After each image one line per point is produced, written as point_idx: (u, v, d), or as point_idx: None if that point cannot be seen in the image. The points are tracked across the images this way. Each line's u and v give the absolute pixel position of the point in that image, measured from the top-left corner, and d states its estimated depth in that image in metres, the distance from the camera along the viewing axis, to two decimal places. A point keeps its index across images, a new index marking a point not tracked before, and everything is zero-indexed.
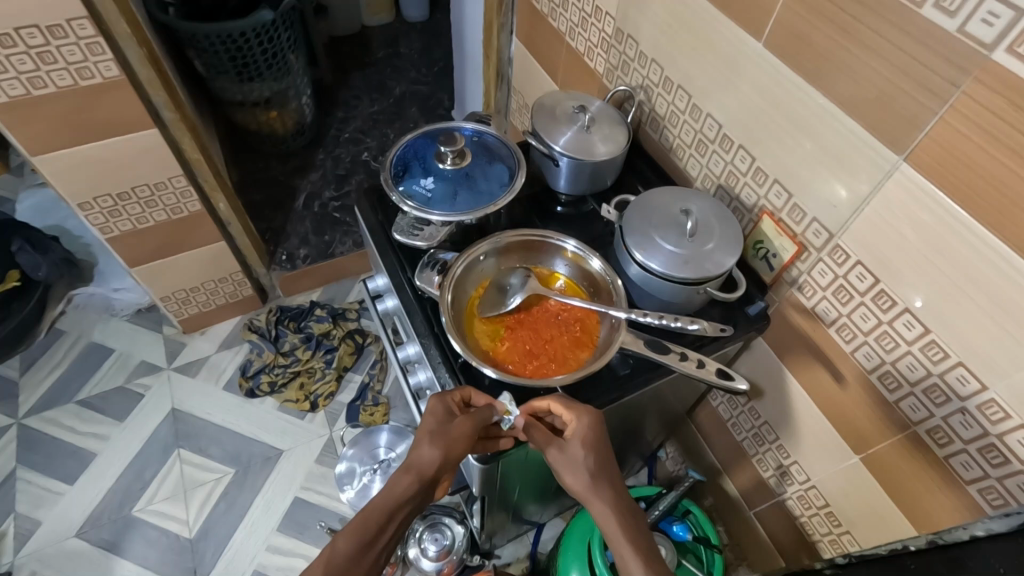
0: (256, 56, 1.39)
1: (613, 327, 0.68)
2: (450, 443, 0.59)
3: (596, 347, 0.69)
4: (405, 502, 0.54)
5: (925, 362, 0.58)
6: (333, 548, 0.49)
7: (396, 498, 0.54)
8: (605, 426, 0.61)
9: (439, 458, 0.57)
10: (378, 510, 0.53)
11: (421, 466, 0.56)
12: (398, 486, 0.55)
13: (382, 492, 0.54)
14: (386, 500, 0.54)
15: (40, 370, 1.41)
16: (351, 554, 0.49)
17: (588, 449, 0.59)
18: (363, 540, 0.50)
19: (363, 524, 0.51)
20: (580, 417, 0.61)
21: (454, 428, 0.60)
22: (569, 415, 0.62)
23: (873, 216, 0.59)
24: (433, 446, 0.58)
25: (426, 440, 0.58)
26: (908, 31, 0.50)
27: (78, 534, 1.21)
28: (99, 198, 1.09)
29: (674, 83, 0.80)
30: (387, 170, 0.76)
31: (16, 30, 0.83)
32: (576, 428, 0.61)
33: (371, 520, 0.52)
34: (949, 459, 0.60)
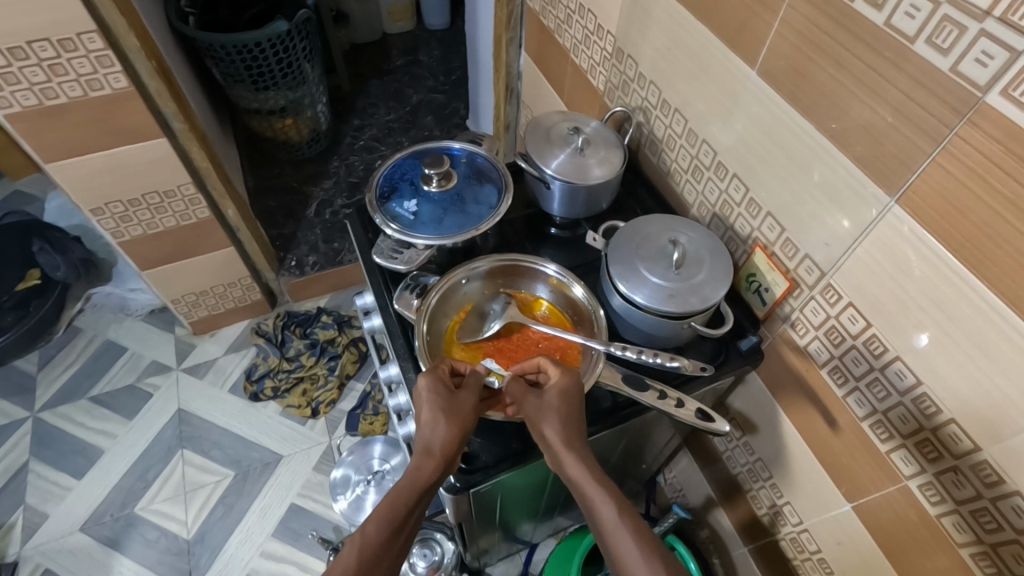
0: (271, 64, 1.41)
1: (592, 361, 0.67)
2: (461, 419, 0.57)
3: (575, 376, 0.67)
4: (429, 488, 0.52)
5: (917, 414, 0.55)
6: (364, 532, 0.45)
7: (422, 485, 0.52)
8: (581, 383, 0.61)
9: (456, 438, 0.56)
10: (405, 495, 0.50)
11: (442, 447, 0.55)
12: (421, 471, 0.52)
13: (405, 479, 0.52)
14: (410, 487, 0.51)
15: (57, 366, 1.46)
16: (383, 539, 0.45)
17: (563, 398, 0.58)
18: (393, 526, 0.47)
19: (391, 510, 0.48)
20: (562, 371, 0.61)
21: (459, 404, 0.58)
22: (556, 372, 0.61)
23: (864, 257, 0.56)
24: (450, 424, 0.56)
25: (440, 418, 0.56)
26: (901, 67, 0.47)
27: (82, 530, 1.24)
28: (111, 204, 1.12)
29: (671, 106, 0.78)
30: (374, 191, 0.76)
31: (28, 43, 0.85)
32: (556, 381, 0.60)
33: (400, 504, 0.49)
34: (941, 519, 0.57)
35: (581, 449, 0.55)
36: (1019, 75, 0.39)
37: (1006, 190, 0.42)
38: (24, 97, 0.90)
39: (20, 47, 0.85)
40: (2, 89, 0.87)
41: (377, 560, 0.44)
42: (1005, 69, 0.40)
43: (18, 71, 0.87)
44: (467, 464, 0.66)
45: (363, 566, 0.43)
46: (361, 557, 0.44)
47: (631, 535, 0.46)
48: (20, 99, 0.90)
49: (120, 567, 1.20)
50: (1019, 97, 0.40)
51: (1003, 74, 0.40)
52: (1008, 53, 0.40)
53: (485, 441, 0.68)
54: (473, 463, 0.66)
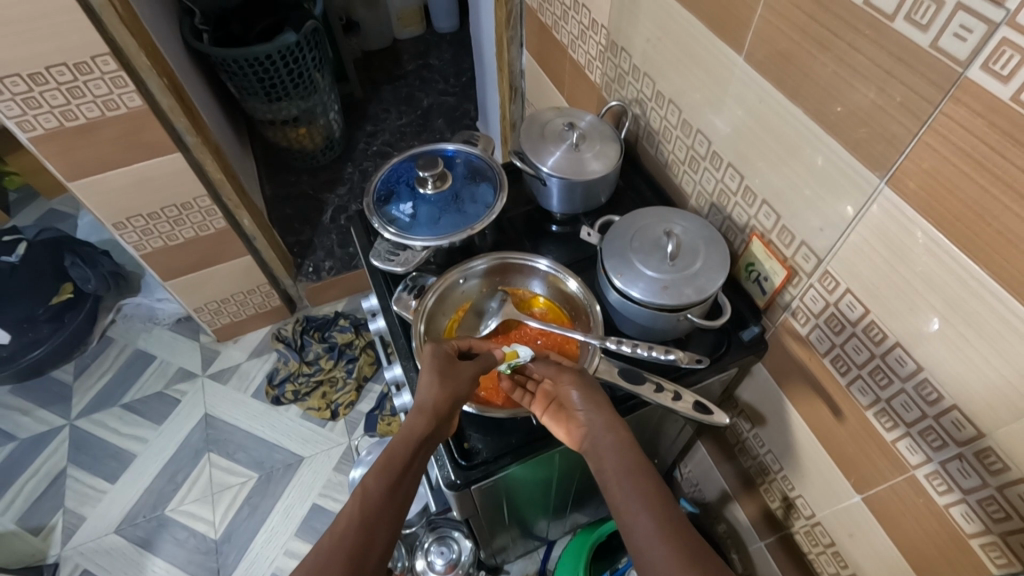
0: (283, 76, 1.45)
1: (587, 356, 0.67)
2: (456, 385, 0.60)
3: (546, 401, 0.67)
4: (423, 442, 0.56)
5: (919, 402, 0.54)
6: (364, 486, 0.51)
7: (416, 440, 0.55)
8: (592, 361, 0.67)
9: (449, 397, 0.59)
10: (401, 451, 0.54)
11: (434, 406, 0.57)
12: (415, 428, 0.56)
13: (400, 435, 0.56)
14: (404, 445, 0.55)
15: (90, 376, 1.53)
16: (383, 493, 0.50)
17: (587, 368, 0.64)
18: (391, 481, 0.52)
19: (388, 466, 0.53)
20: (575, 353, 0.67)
21: (457, 373, 0.60)
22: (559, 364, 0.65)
23: (859, 241, 0.55)
24: (442, 386, 0.58)
25: (435, 379, 0.59)
26: (883, 46, 0.46)
27: (116, 531, 1.29)
28: (132, 218, 1.17)
29: (665, 97, 0.77)
30: (371, 195, 0.78)
31: (46, 68, 0.89)
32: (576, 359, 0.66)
33: (397, 458, 0.54)
34: (949, 509, 0.55)
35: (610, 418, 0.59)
36: (999, 48, 0.38)
37: (994, 168, 0.41)
38: (46, 120, 0.95)
39: (39, 72, 0.90)
40: (25, 113, 0.92)
41: (377, 514, 0.49)
42: (984, 42, 0.39)
43: (39, 95, 0.92)
44: (466, 460, 0.66)
45: (364, 521, 0.48)
46: (363, 512, 0.49)
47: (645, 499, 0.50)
48: (42, 121, 0.95)
49: (153, 566, 1.25)
50: (1000, 71, 0.39)
51: (982, 48, 0.39)
52: (985, 25, 0.39)
53: (486, 436, 0.68)
54: (473, 459, 0.67)
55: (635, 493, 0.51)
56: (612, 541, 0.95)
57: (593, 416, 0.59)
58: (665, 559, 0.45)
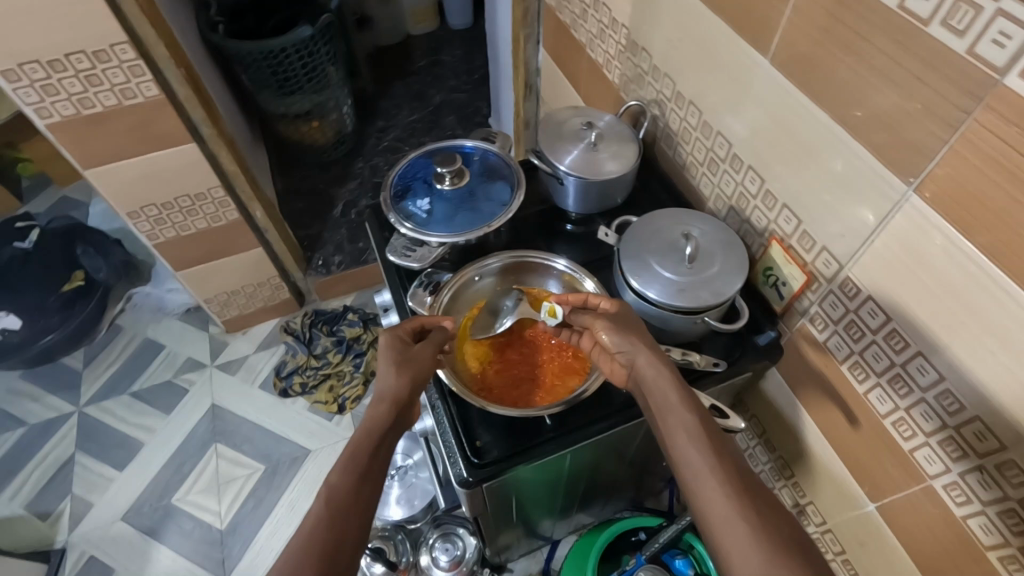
0: (297, 69, 1.45)
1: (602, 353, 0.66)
2: (415, 368, 0.60)
3: (561, 398, 0.67)
4: (388, 430, 0.55)
5: (940, 412, 0.53)
6: (327, 484, 0.49)
7: (380, 429, 0.54)
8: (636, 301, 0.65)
9: (408, 385, 0.59)
10: (364, 443, 0.53)
11: (394, 394, 0.58)
12: (376, 417, 0.55)
13: (364, 428, 0.55)
14: (366, 433, 0.54)
15: (100, 364, 1.53)
16: (348, 487, 0.49)
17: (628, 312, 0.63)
18: (356, 473, 0.50)
19: (352, 460, 0.51)
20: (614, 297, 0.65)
21: (415, 357, 0.61)
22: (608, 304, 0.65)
23: (881, 249, 0.54)
24: (399, 374, 0.59)
25: (392, 370, 0.59)
26: (914, 51, 0.45)
27: (123, 519, 1.30)
28: (146, 208, 1.17)
29: (685, 98, 0.77)
30: (388, 190, 0.78)
31: (65, 56, 0.90)
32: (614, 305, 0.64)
33: (363, 448, 0.52)
34: (967, 521, 0.54)
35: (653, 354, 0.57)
36: None
37: None
38: (63, 107, 0.95)
39: (58, 59, 0.90)
40: (43, 100, 0.93)
41: (346, 508, 0.47)
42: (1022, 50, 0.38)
43: (57, 83, 0.92)
44: (477, 458, 0.66)
45: (329, 517, 0.46)
46: (328, 507, 0.47)
47: (692, 433, 0.49)
48: (60, 109, 0.95)
49: (159, 555, 1.26)
50: None
51: (1020, 55, 0.39)
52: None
53: (497, 434, 0.67)
54: (484, 457, 0.66)
55: (679, 425, 0.50)
56: (621, 543, 0.94)
57: (634, 353, 0.57)
58: (714, 491, 0.44)
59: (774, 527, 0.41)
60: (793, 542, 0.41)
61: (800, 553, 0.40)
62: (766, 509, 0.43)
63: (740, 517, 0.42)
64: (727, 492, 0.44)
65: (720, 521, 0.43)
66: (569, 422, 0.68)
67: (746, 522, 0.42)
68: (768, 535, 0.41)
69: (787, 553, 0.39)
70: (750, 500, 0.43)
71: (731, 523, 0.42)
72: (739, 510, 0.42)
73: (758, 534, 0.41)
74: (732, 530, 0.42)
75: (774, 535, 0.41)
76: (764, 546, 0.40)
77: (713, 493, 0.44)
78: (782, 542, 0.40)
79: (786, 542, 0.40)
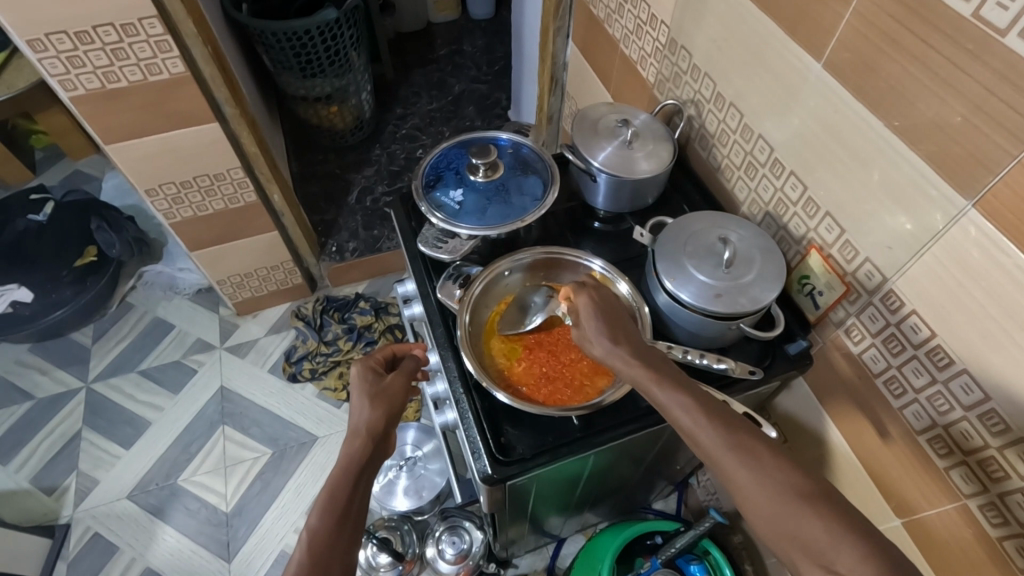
0: (320, 52, 1.43)
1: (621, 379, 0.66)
2: (388, 402, 0.62)
3: (588, 400, 0.66)
4: (365, 464, 0.55)
5: (983, 431, 0.52)
6: (309, 529, 0.48)
7: (355, 466, 0.54)
8: (606, 293, 0.63)
9: (383, 418, 0.60)
10: (340, 483, 0.52)
11: (368, 428, 0.58)
12: (353, 450, 0.56)
13: (340, 465, 0.54)
14: (346, 469, 0.54)
15: (109, 341, 1.53)
16: (328, 530, 0.48)
17: (599, 314, 0.60)
18: (337, 513, 0.50)
19: (331, 501, 0.51)
20: (579, 295, 0.62)
21: (388, 390, 0.63)
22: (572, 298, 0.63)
23: (932, 263, 0.53)
24: (374, 407, 0.60)
25: (366, 404, 0.61)
26: (985, 61, 0.44)
27: (129, 497, 1.30)
28: (164, 185, 1.16)
29: (726, 99, 0.75)
30: (419, 178, 0.77)
31: (93, 28, 0.88)
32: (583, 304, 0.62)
33: (347, 480, 0.53)
34: (1002, 543, 0.53)
35: (627, 345, 0.58)
36: None
37: None
38: (88, 80, 0.94)
39: (85, 31, 0.88)
40: (68, 72, 0.91)
41: (330, 550, 0.47)
42: None
43: (84, 55, 0.90)
44: (503, 455, 0.65)
45: (314, 562, 0.46)
46: (312, 553, 0.46)
47: (679, 404, 0.52)
48: (85, 82, 0.94)
49: (164, 534, 1.26)
50: None
51: None
52: None
53: (522, 432, 0.67)
54: (509, 455, 0.65)
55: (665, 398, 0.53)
56: (635, 546, 0.94)
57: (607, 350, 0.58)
58: (715, 451, 0.48)
59: (774, 475, 0.46)
60: (796, 488, 0.44)
61: (807, 501, 0.44)
62: (765, 461, 0.47)
63: (745, 469, 0.46)
64: (726, 450, 0.48)
65: (729, 475, 0.47)
66: (594, 423, 0.67)
67: (749, 475, 0.46)
68: (772, 484, 0.45)
69: (794, 501, 0.44)
70: (746, 455, 0.47)
71: (738, 475, 0.47)
72: (741, 466, 0.47)
73: (764, 483, 0.45)
74: (739, 481, 0.46)
75: (776, 483, 0.45)
76: (771, 494, 0.45)
77: (717, 452, 0.48)
78: (790, 488, 0.45)
79: (788, 488, 0.45)
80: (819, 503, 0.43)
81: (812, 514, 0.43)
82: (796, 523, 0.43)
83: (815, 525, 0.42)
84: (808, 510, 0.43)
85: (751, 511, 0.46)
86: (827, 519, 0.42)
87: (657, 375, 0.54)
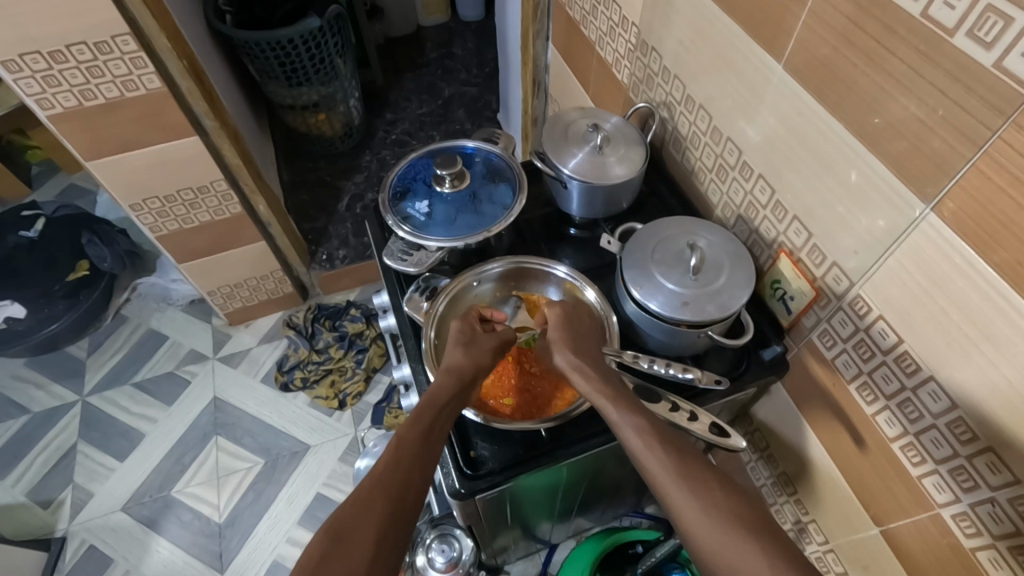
0: (304, 61, 1.43)
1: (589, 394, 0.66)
2: (479, 355, 0.61)
3: (557, 411, 0.66)
4: (450, 400, 0.56)
5: (952, 439, 0.51)
6: (397, 435, 0.51)
7: (442, 399, 0.55)
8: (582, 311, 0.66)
9: (471, 363, 0.60)
10: (430, 407, 0.54)
11: (454, 368, 0.59)
12: (442, 388, 0.56)
13: (428, 396, 0.55)
14: (434, 401, 0.55)
15: (104, 353, 1.54)
16: (416, 440, 0.51)
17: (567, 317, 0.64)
18: (423, 428, 0.52)
19: (419, 418, 0.53)
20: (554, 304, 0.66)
21: (480, 345, 0.62)
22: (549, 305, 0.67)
23: (896, 267, 0.52)
24: (463, 353, 0.60)
25: (457, 348, 0.61)
26: (939, 62, 0.43)
27: (123, 510, 1.31)
28: (149, 200, 1.16)
29: (696, 102, 0.74)
30: (387, 191, 0.76)
31: (67, 47, 0.88)
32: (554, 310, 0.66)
33: (427, 416, 0.53)
34: (976, 554, 0.52)
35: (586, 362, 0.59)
36: None
37: None
38: (65, 98, 0.94)
39: (59, 50, 0.89)
40: (44, 91, 0.92)
41: (414, 460, 0.49)
42: None
43: (59, 74, 0.91)
44: (472, 469, 0.65)
45: (399, 463, 0.48)
46: (399, 456, 0.49)
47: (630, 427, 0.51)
48: (61, 100, 0.94)
49: (158, 546, 1.26)
50: None
51: None
52: None
53: (493, 446, 0.66)
54: (478, 469, 0.65)
55: (623, 421, 0.52)
56: (616, 554, 0.95)
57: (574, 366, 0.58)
58: (661, 478, 0.46)
59: (719, 504, 0.43)
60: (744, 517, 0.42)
61: (752, 532, 0.41)
62: (711, 487, 0.45)
63: (689, 495, 0.44)
64: (674, 476, 0.46)
65: (672, 502, 0.45)
66: (565, 436, 0.67)
67: (692, 502, 0.44)
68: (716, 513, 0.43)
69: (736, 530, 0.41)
70: (693, 484, 0.45)
71: (681, 503, 0.45)
72: (686, 493, 0.45)
73: (707, 512, 0.43)
74: (680, 509, 0.44)
75: (720, 513, 0.43)
76: (712, 523, 0.42)
77: (663, 479, 0.46)
78: (734, 518, 0.42)
79: (734, 518, 0.42)
80: (762, 534, 0.41)
81: (755, 546, 0.40)
82: (738, 554, 0.40)
83: (756, 556, 0.40)
84: (751, 539, 0.41)
85: (691, 543, 0.43)
86: (765, 547, 0.40)
87: (614, 397, 0.54)
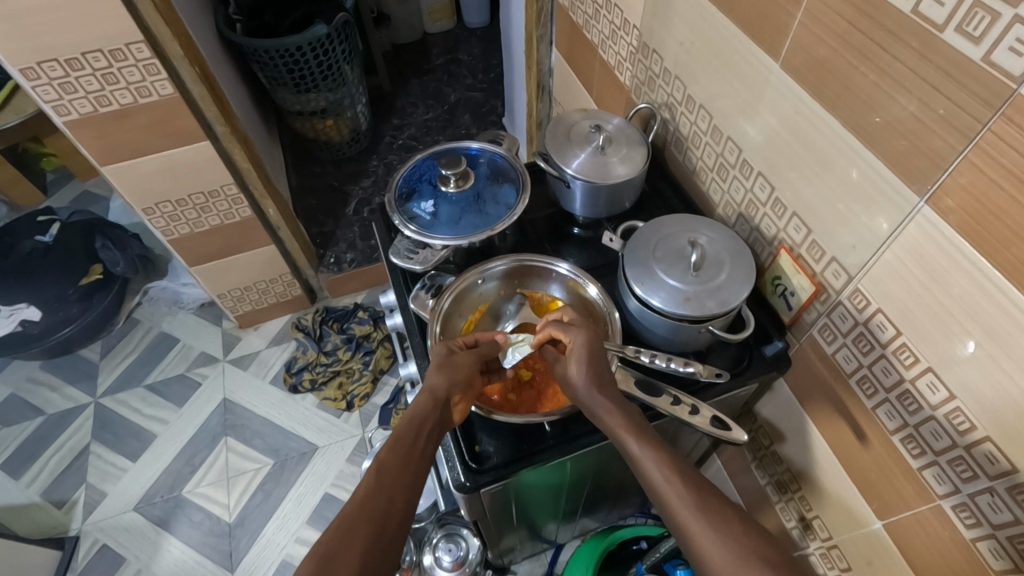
0: (313, 67, 1.46)
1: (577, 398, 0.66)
2: (456, 371, 0.61)
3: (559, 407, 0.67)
4: (430, 418, 0.57)
5: (950, 430, 0.51)
6: (378, 459, 0.52)
7: (422, 417, 0.57)
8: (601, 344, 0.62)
9: (449, 380, 0.60)
10: (410, 428, 0.56)
11: (434, 389, 0.59)
12: (418, 410, 0.57)
13: (408, 416, 0.57)
14: (412, 421, 0.56)
15: (116, 356, 1.56)
16: (396, 462, 0.52)
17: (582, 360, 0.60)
18: (404, 450, 0.53)
19: (399, 441, 0.54)
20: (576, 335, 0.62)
21: (457, 362, 0.62)
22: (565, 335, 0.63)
23: (894, 261, 0.52)
24: (440, 370, 0.60)
25: (433, 368, 0.61)
26: (931, 58, 0.44)
27: (135, 509, 1.33)
28: (161, 204, 1.19)
29: (696, 102, 0.75)
30: (393, 191, 0.78)
31: (83, 55, 0.91)
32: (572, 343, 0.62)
33: (406, 438, 0.54)
34: (976, 544, 0.52)
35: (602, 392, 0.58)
36: None
37: None
38: (81, 105, 0.96)
39: (76, 58, 0.91)
40: (61, 98, 0.94)
41: (394, 484, 0.50)
42: None
43: (75, 81, 0.93)
44: (477, 463, 0.66)
45: (381, 489, 0.49)
46: (379, 481, 0.50)
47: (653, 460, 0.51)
48: (77, 107, 0.96)
49: (168, 545, 1.28)
50: None
51: None
52: None
53: (499, 442, 0.67)
54: (483, 463, 0.66)
55: (639, 454, 0.53)
56: (621, 552, 0.95)
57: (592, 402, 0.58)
58: (682, 513, 0.47)
59: (739, 541, 0.45)
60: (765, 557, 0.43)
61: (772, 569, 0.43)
62: (732, 524, 0.46)
63: (713, 532, 0.45)
64: (691, 511, 0.47)
65: (692, 535, 0.46)
66: (568, 431, 0.67)
67: (715, 539, 0.45)
68: (737, 550, 0.44)
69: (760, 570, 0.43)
70: (712, 516, 0.46)
71: (703, 539, 0.46)
72: (707, 530, 0.46)
73: (726, 545, 0.45)
74: (706, 550, 0.45)
75: (740, 550, 0.44)
76: (734, 561, 0.44)
77: (684, 513, 0.47)
78: (753, 556, 0.43)
79: (755, 559, 0.43)
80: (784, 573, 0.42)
81: None
82: None
83: None
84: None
85: None
86: None
87: (637, 432, 0.54)
